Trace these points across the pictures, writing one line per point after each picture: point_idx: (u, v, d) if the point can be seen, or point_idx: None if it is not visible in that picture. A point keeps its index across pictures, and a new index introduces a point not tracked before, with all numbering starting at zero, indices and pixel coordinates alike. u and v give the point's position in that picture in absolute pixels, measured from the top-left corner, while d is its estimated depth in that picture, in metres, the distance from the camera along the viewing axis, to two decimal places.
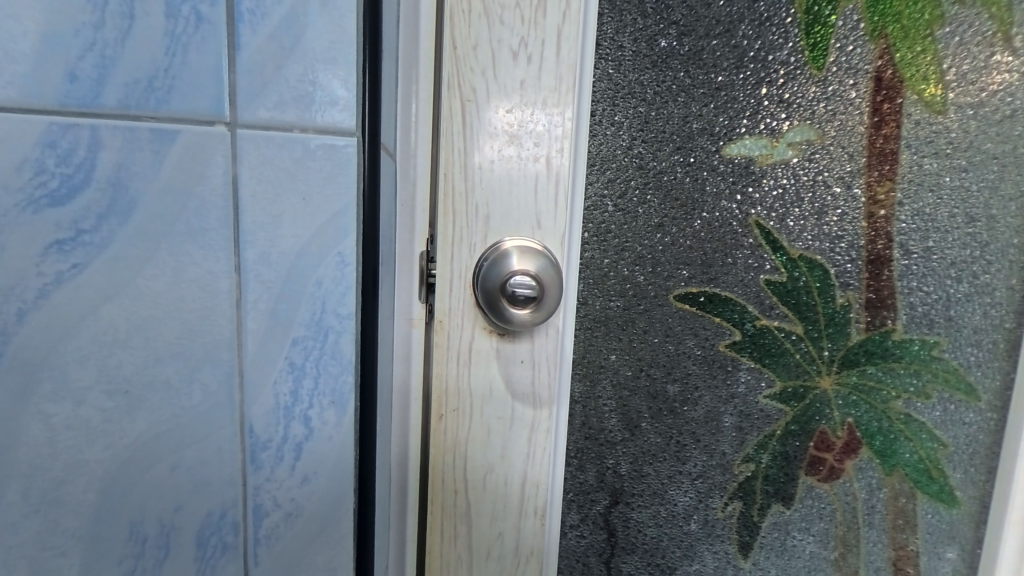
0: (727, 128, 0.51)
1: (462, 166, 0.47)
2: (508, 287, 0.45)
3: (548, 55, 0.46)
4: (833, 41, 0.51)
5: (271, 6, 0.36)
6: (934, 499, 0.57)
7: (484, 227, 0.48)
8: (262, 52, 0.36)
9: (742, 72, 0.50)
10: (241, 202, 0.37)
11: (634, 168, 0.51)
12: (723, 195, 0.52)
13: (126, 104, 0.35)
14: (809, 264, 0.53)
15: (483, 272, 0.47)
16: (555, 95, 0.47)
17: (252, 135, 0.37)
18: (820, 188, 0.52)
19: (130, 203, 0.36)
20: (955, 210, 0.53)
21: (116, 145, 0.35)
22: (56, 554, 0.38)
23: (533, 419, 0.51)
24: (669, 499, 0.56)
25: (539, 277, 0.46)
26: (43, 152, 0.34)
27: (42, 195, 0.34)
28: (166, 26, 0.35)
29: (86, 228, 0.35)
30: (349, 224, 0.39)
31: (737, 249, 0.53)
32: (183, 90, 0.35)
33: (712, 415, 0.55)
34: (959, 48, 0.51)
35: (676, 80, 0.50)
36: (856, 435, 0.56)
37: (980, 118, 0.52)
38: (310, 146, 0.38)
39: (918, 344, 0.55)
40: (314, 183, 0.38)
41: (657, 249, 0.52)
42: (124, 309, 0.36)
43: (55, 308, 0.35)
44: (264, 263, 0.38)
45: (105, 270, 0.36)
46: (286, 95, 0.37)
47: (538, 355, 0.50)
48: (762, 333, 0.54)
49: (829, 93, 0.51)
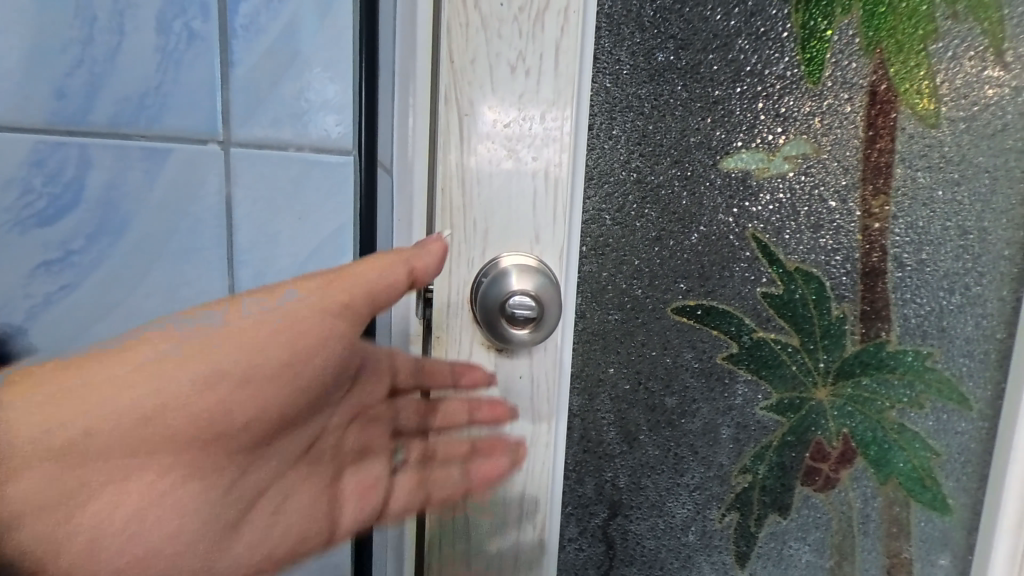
0: (724, 141, 0.51)
1: (459, 179, 0.46)
2: (508, 305, 0.46)
3: (547, 70, 0.46)
4: (829, 55, 0.51)
5: (263, 25, 0.41)
6: (926, 505, 0.58)
7: (483, 242, 0.47)
8: (259, 69, 0.42)
9: (739, 86, 0.50)
10: (234, 221, 0.43)
11: (631, 181, 0.51)
12: (720, 208, 0.52)
13: (114, 121, 0.40)
14: (806, 276, 0.54)
15: (481, 290, 0.46)
16: (554, 109, 0.47)
17: (246, 152, 0.42)
18: (815, 202, 0.53)
19: (121, 222, 0.41)
20: (948, 222, 0.54)
21: (105, 166, 0.41)
22: None
23: (532, 433, 0.51)
24: (667, 511, 0.56)
25: (539, 297, 0.46)
26: (31, 171, 0.40)
27: (32, 213, 0.40)
28: (158, 43, 0.40)
29: (76, 247, 0.41)
30: (346, 243, 0.45)
31: (734, 263, 0.53)
32: (172, 107, 0.41)
33: (709, 427, 0.55)
34: (952, 62, 0.52)
35: (674, 94, 0.50)
36: (851, 445, 0.56)
37: (972, 131, 0.53)
38: (308, 165, 0.43)
39: (912, 355, 0.55)
40: (310, 200, 0.44)
41: (655, 262, 0.52)
42: (126, 320, 0.42)
43: (59, 316, 0.42)
44: (260, 281, 0.44)
45: (100, 285, 0.42)
46: (280, 113, 0.42)
47: (537, 371, 0.50)
48: (759, 344, 0.54)
49: (825, 108, 0.51)
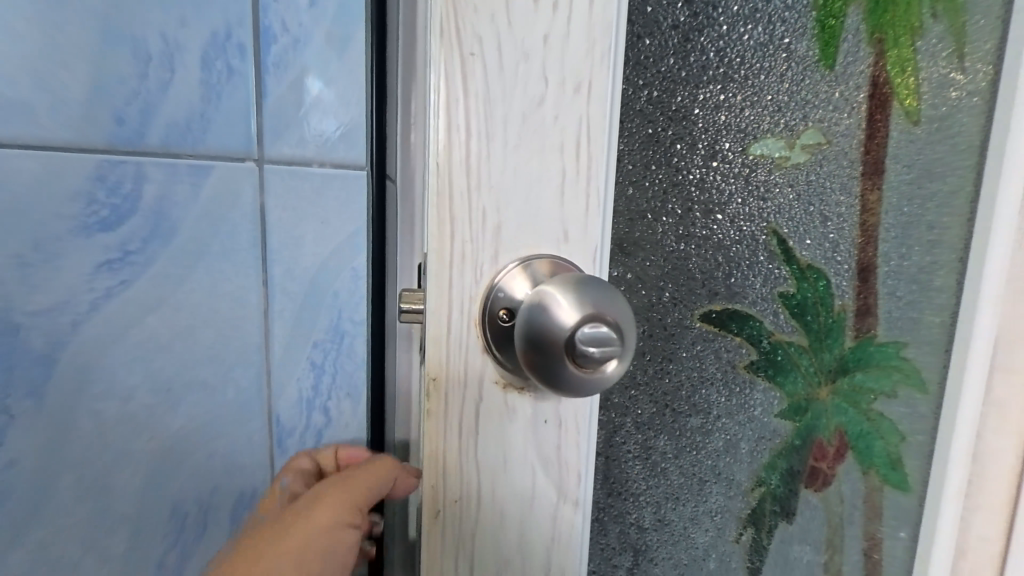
0: (753, 125, 0.48)
1: (464, 149, 0.34)
2: (582, 357, 0.29)
3: (579, 5, 0.35)
4: (843, 39, 0.49)
5: (288, 63, 0.54)
6: (896, 488, 0.58)
7: (493, 243, 0.35)
8: (282, 97, 0.55)
9: (768, 62, 0.47)
10: (267, 223, 0.57)
11: (663, 164, 0.46)
12: (747, 198, 0.49)
13: (166, 141, 0.53)
14: (816, 275, 0.52)
15: (582, 367, 0.30)
16: (585, 64, 0.35)
17: (276, 166, 0.56)
18: (830, 196, 0.51)
19: (169, 226, 0.54)
20: (922, 218, 0.54)
21: (156, 178, 0.53)
22: (107, 532, 0.58)
23: (556, 435, 0.38)
24: (689, 540, 0.53)
25: (599, 312, 0.30)
26: (94, 185, 0.52)
27: (95, 220, 0.52)
28: (203, 77, 0.53)
29: (132, 248, 0.54)
30: (361, 243, 0.59)
31: (756, 262, 0.50)
32: (215, 132, 0.54)
33: (730, 443, 0.52)
34: (931, 61, 0.51)
35: (709, 65, 0.46)
36: (845, 441, 0.56)
37: (942, 129, 0.53)
38: (329, 177, 0.57)
39: (893, 346, 0.55)
40: (330, 206, 0.58)
41: (682, 257, 0.48)
42: (169, 320, 0.56)
43: (110, 313, 0.54)
44: (289, 278, 0.58)
45: (150, 285, 0.55)
46: (304, 136, 0.56)
47: (564, 413, 0.38)
48: (776, 348, 0.52)
49: (841, 92, 0.50)
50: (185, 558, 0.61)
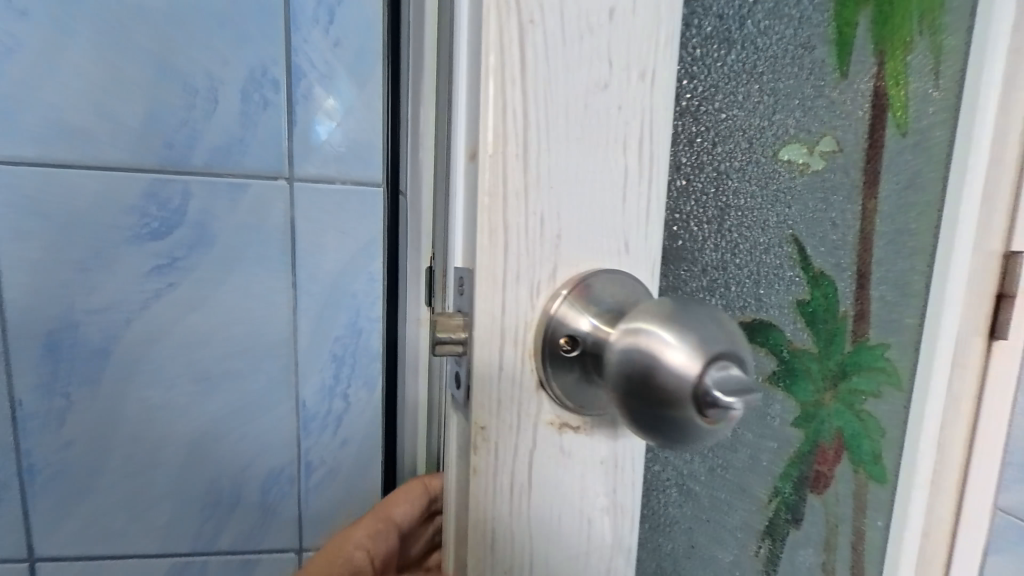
0: (784, 129, 0.49)
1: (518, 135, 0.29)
2: (711, 407, 0.23)
3: None
4: (854, 49, 0.51)
5: (317, 94, 0.59)
6: (878, 483, 0.60)
7: (552, 255, 0.30)
8: (306, 122, 0.59)
9: (796, 67, 0.48)
10: (295, 232, 0.61)
11: (710, 165, 0.45)
12: (775, 205, 0.50)
13: (209, 161, 0.57)
14: (825, 284, 0.54)
15: (711, 418, 0.23)
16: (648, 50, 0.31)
17: (305, 183, 0.60)
18: (847, 198, 0.54)
19: (210, 234, 0.59)
20: (910, 227, 0.56)
21: (201, 193, 0.58)
22: (150, 506, 0.63)
23: (612, 479, 0.33)
24: (715, 560, 0.53)
25: (714, 345, 0.24)
26: (148, 201, 0.57)
27: (147, 230, 0.57)
28: (241, 107, 0.57)
29: (179, 255, 0.59)
30: (376, 250, 0.63)
31: (779, 272, 0.51)
32: (252, 153, 0.58)
33: (751, 456, 0.53)
34: (919, 76, 0.54)
35: (750, 65, 0.46)
36: (843, 443, 0.58)
37: (925, 142, 0.55)
38: (353, 191, 0.61)
39: (880, 347, 0.58)
40: (350, 216, 0.62)
41: (720, 265, 0.48)
42: (205, 319, 0.60)
43: (158, 312, 0.59)
44: (313, 280, 0.62)
45: (190, 289, 0.59)
46: (329, 158, 0.60)
47: (621, 456, 0.33)
48: (793, 358, 0.54)
49: (853, 98, 0.52)
50: (216, 535, 0.65)
